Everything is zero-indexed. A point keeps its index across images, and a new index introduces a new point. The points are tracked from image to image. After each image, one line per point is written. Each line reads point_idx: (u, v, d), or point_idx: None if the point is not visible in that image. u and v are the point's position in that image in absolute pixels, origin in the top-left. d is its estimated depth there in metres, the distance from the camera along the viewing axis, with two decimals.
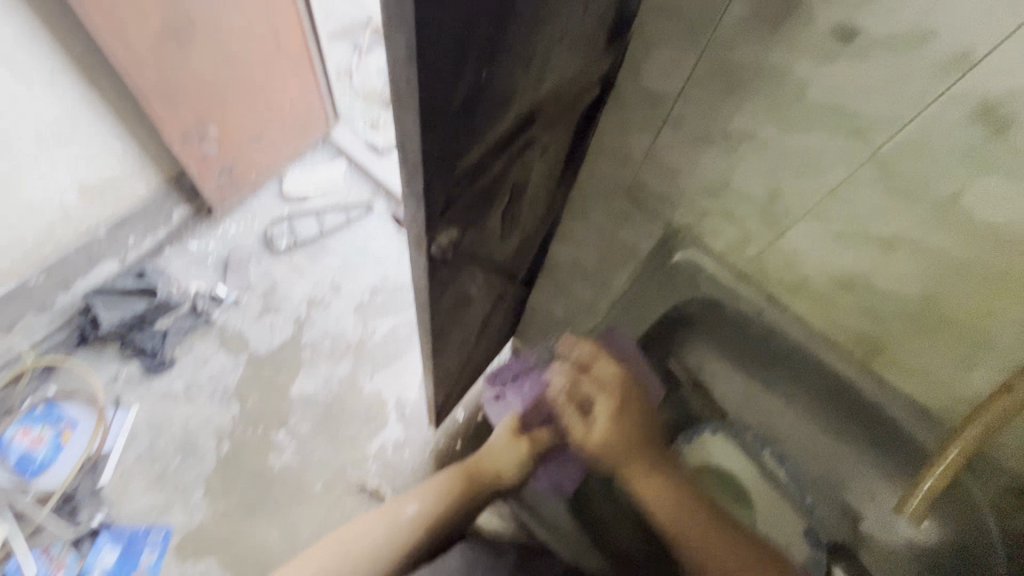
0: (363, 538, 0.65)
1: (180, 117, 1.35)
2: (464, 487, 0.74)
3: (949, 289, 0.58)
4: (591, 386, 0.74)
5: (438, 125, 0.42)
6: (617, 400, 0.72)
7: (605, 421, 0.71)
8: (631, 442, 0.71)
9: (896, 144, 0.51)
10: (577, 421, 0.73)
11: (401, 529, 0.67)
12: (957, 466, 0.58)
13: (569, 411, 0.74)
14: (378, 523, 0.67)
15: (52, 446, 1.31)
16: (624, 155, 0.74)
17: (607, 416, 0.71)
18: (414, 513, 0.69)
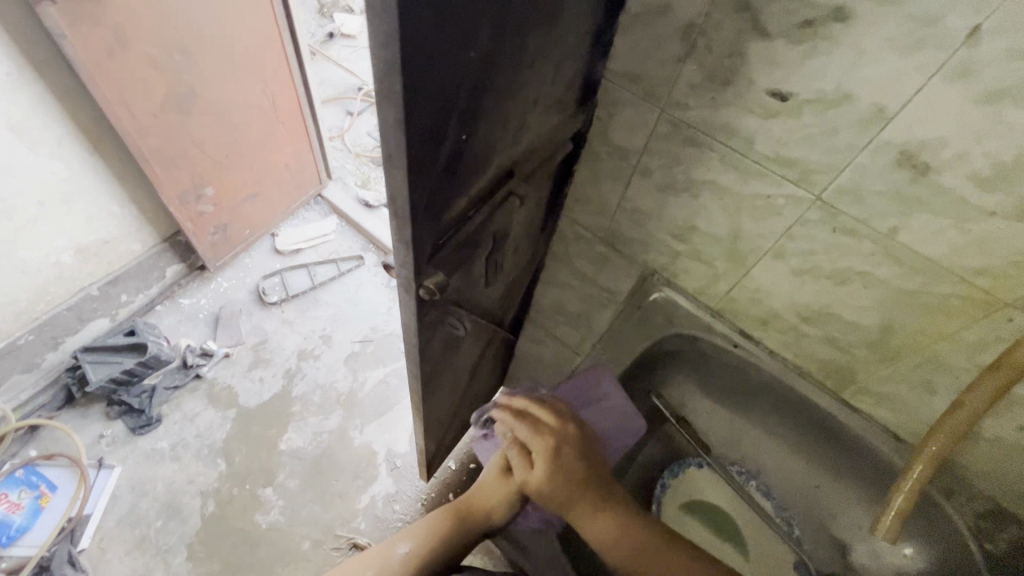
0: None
1: (179, 180, 1.41)
2: (452, 526, 0.74)
3: (904, 317, 0.62)
4: (524, 432, 0.73)
5: (424, 180, 0.46)
6: (555, 442, 0.72)
7: (542, 467, 0.70)
8: (570, 480, 0.70)
9: (838, 187, 0.57)
10: (518, 467, 0.72)
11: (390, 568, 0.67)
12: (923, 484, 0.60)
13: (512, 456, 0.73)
14: (369, 564, 0.68)
15: (30, 511, 1.27)
16: (598, 203, 0.79)
17: (543, 460, 0.70)
18: (404, 554, 0.69)
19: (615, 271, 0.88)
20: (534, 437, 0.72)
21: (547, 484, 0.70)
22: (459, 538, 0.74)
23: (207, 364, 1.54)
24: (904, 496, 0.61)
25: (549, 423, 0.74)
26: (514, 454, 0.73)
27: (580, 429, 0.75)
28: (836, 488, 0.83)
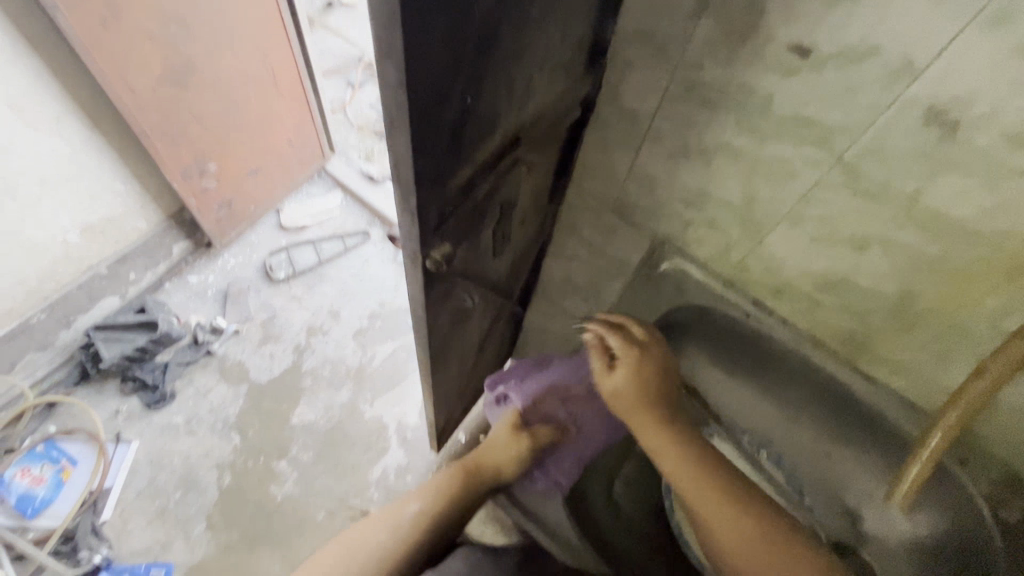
0: (369, 538, 0.65)
1: (180, 156, 1.39)
2: (462, 484, 0.76)
3: (923, 284, 0.61)
4: (616, 340, 0.73)
5: (427, 146, 0.44)
6: (635, 357, 0.71)
7: (625, 370, 0.70)
8: (643, 391, 0.69)
9: (860, 148, 0.54)
10: (600, 369, 0.72)
11: (405, 528, 0.68)
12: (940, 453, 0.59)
13: (595, 358, 0.73)
14: (382, 524, 0.67)
15: (52, 484, 1.30)
16: (608, 171, 0.77)
17: (625, 367, 0.70)
18: (416, 513, 0.70)
19: (624, 241, 0.86)
20: (622, 346, 0.73)
21: (622, 392, 0.70)
22: (469, 496, 0.75)
23: (218, 340, 1.55)
24: (920, 466, 0.61)
25: (643, 339, 0.74)
26: (598, 357, 0.73)
27: (667, 354, 0.74)
28: (851, 460, 0.82)
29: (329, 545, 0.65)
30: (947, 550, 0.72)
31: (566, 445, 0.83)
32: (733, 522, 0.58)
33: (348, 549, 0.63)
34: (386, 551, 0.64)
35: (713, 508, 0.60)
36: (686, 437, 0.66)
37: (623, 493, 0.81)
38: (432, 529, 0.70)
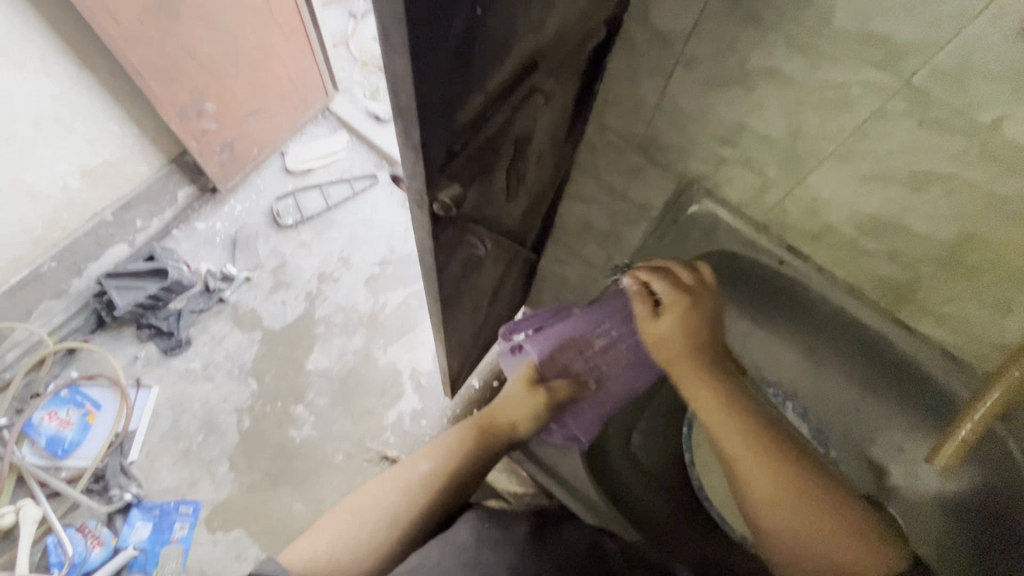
0: (378, 502, 0.63)
1: (176, 95, 1.32)
2: (474, 442, 0.73)
3: (986, 226, 0.55)
4: (664, 284, 0.63)
5: (433, 71, 0.38)
6: (687, 305, 0.61)
7: (672, 319, 0.61)
8: (691, 342, 0.60)
9: (934, 70, 0.46)
10: (643, 313, 0.63)
11: (414, 490, 0.65)
12: (994, 413, 0.59)
13: (637, 300, 0.64)
14: (390, 487, 0.65)
15: (80, 428, 1.34)
16: (634, 103, 0.69)
17: (672, 314, 0.61)
18: (426, 474, 0.67)
19: (649, 182, 0.79)
20: (668, 290, 0.63)
21: (666, 341, 0.61)
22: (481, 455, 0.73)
23: (229, 288, 1.53)
24: (970, 428, 0.62)
25: (689, 282, 0.64)
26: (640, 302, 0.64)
27: (716, 301, 0.64)
28: (882, 413, 0.78)
29: (338, 507, 0.64)
30: (976, 502, 0.70)
31: (587, 399, 0.78)
32: (790, 493, 0.51)
33: (355, 515, 0.62)
34: (394, 516, 0.63)
35: (770, 473, 0.52)
36: (738, 395, 0.58)
37: (641, 445, 0.82)
38: (442, 491, 0.67)
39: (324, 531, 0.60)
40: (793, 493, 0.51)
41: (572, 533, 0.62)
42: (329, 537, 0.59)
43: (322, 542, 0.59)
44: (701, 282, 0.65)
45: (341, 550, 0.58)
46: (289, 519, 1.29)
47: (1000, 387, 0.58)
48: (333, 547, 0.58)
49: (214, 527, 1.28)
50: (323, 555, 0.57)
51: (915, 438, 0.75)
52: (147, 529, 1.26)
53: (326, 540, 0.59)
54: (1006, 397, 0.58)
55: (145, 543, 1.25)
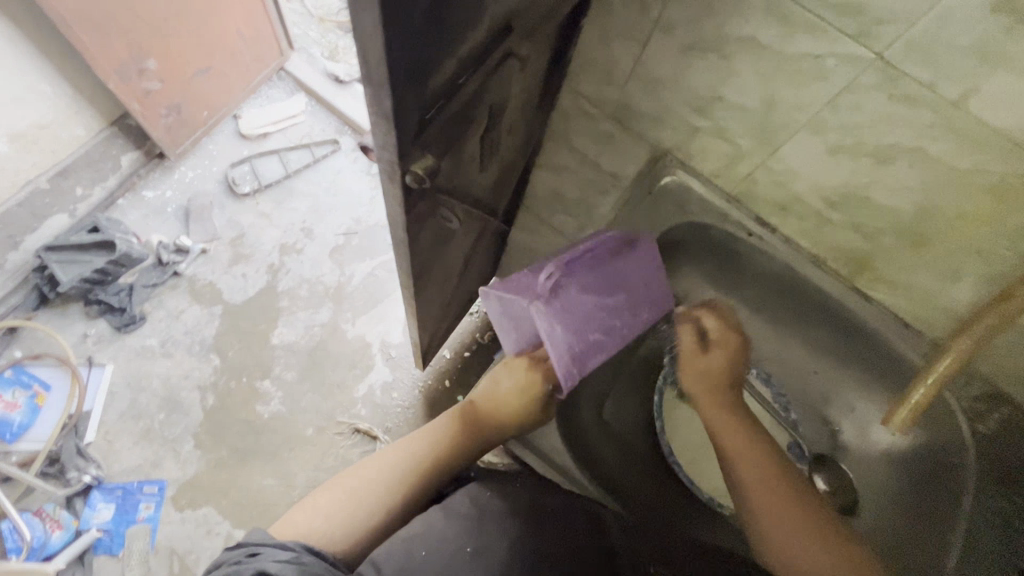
0: (370, 484, 0.64)
1: (113, 50, 1.21)
2: (467, 433, 0.73)
3: (944, 199, 0.57)
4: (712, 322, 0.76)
5: (404, 33, 0.36)
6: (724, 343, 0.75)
7: (720, 351, 0.75)
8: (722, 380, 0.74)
9: (907, 42, 0.47)
10: (691, 341, 0.76)
11: (408, 476, 0.66)
12: (944, 377, 0.65)
13: (687, 332, 0.76)
14: (385, 470, 0.65)
15: (28, 410, 1.27)
16: (608, 69, 0.67)
17: (722, 347, 0.75)
18: (419, 461, 0.67)
19: (622, 151, 0.78)
20: (718, 328, 0.76)
21: (711, 368, 0.74)
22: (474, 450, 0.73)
23: (184, 261, 1.46)
24: (924, 391, 0.67)
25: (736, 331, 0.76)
26: (689, 332, 0.76)
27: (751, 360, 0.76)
28: (838, 375, 0.83)
29: (331, 483, 0.64)
30: (919, 457, 0.76)
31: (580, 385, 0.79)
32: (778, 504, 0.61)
33: (347, 496, 0.62)
34: (385, 499, 0.64)
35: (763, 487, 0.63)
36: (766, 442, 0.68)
37: (613, 414, 0.85)
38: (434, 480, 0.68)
39: (317, 505, 0.61)
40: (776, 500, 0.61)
41: (567, 498, 0.63)
42: (323, 513, 0.60)
43: (317, 517, 0.60)
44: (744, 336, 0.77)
45: (334, 528, 0.59)
46: (260, 494, 1.28)
47: (951, 354, 0.64)
48: (328, 524, 0.59)
49: (182, 505, 1.25)
50: (316, 530, 0.58)
51: (868, 398, 0.80)
52: (109, 510, 1.23)
53: (321, 515, 0.60)
54: (955, 361, 0.64)
55: (109, 524, 1.21)
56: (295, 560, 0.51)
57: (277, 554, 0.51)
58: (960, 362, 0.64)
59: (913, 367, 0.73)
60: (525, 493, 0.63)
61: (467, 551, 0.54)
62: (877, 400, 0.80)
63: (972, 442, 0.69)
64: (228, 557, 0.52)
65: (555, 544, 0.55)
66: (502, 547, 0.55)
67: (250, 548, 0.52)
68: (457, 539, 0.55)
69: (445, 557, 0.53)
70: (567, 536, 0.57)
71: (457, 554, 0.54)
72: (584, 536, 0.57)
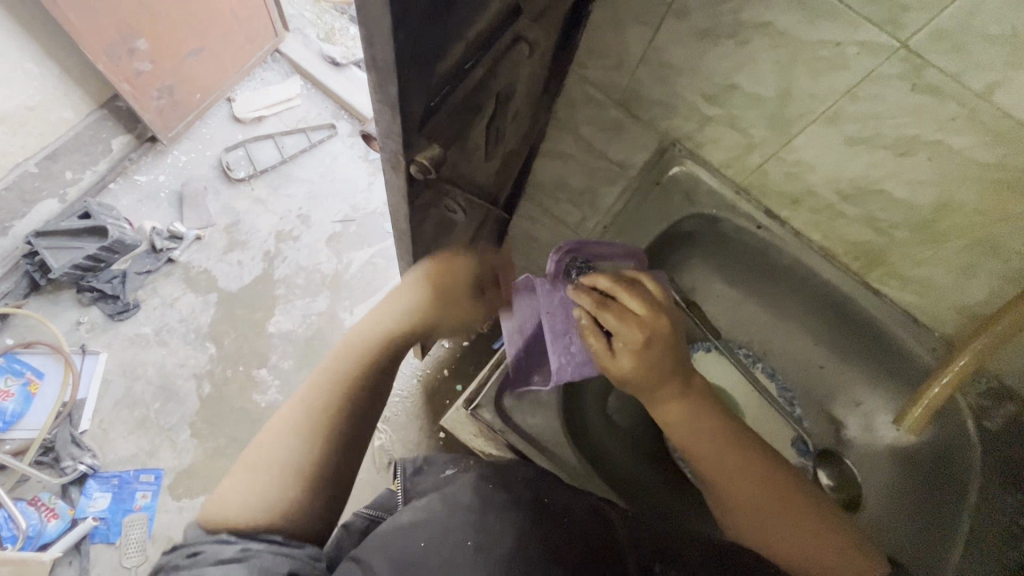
0: (281, 441, 0.52)
1: (101, 29, 1.17)
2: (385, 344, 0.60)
3: (963, 194, 0.56)
4: (607, 283, 0.60)
5: (412, 15, 0.33)
6: (651, 328, 0.57)
7: (631, 357, 0.57)
8: (657, 373, 0.58)
9: (934, 29, 0.45)
10: (598, 349, 0.59)
11: (320, 407, 0.54)
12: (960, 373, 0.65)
13: (589, 337, 0.59)
14: (282, 422, 0.53)
15: (22, 398, 1.26)
16: (618, 55, 0.65)
17: (631, 352, 0.57)
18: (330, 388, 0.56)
19: (629, 140, 0.76)
20: (619, 323, 0.57)
21: (632, 376, 0.58)
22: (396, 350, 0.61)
23: (178, 248, 1.43)
24: (939, 387, 0.67)
25: (645, 307, 0.58)
26: (594, 340, 0.59)
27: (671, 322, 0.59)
28: (843, 370, 0.83)
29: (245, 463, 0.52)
30: (925, 453, 0.76)
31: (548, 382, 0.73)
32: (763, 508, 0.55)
33: (253, 471, 0.50)
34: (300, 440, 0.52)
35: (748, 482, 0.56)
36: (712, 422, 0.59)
37: (617, 408, 0.86)
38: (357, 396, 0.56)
39: (232, 484, 0.50)
40: (767, 505, 0.55)
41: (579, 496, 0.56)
42: (239, 491, 0.49)
43: (234, 497, 0.48)
44: (651, 304, 0.59)
45: (256, 493, 0.48)
46: None
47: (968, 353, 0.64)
48: (244, 497, 0.48)
49: (179, 494, 1.24)
50: (236, 506, 0.47)
51: (874, 393, 0.80)
52: (106, 499, 1.22)
53: (237, 496, 0.48)
54: (969, 362, 0.64)
55: (105, 513, 1.20)
56: (243, 555, 0.41)
57: (220, 551, 0.41)
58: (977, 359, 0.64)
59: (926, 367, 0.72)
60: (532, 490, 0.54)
61: (469, 544, 0.46)
62: (883, 395, 0.80)
63: (978, 438, 0.69)
64: (166, 562, 0.42)
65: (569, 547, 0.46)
66: (507, 541, 0.46)
67: (186, 548, 0.43)
68: (458, 532, 0.47)
69: (446, 551, 0.45)
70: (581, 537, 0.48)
71: (457, 547, 0.46)
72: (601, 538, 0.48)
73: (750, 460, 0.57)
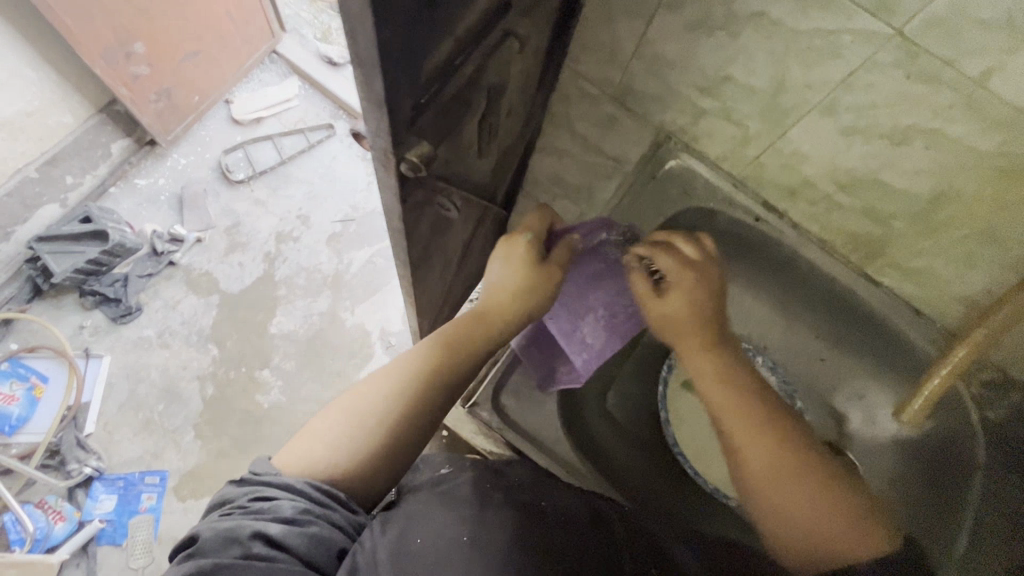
0: (377, 398, 0.52)
1: (98, 34, 1.17)
2: (478, 335, 0.59)
3: (960, 183, 0.55)
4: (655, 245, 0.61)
5: (396, 11, 0.33)
6: (702, 278, 0.58)
7: (681, 297, 0.57)
8: (701, 320, 0.58)
9: (928, 17, 0.44)
10: (645, 288, 0.59)
11: (414, 383, 0.54)
12: (962, 363, 0.65)
13: (636, 276, 0.60)
14: (382, 384, 0.53)
15: (27, 402, 1.26)
16: (611, 49, 0.64)
17: (682, 292, 0.57)
18: (430, 369, 0.55)
19: (624, 134, 0.75)
20: (674, 266, 0.59)
21: (675, 318, 0.58)
22: (486, 348, 0.59)
23: (179, 251, 1.43)
24: (939, 379, 0.67)
25: (698, 257, 0.60)
26: (643, 280, 0.60)
27: (723, 277, 0.60)
28: (845, 364, 0.82)
29: (336, 404, 0.53)
30: (928, 443, 0.75)
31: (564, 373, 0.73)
32: (785, 474, 0.51)
33: (351, 419, 0.51)
34: (398, 418, 0.52)
35: (773, 443, 0.52)
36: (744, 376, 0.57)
37: (616, 404, 0.84)
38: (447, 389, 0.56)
39: (321, 431, 0.51)
40: (789, 468, 0.51)
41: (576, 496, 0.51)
42: (331, 440, 0.50)
43: (324, 444, 0.50)
44: (704, 254, 0.60)
45: (342, 455, 0.49)
46: None
47: (967, 344, 0.63)
48: (335, 454, 0.49)
49: (184, 495, 1.25)
50: (324, 459, 0.49)
51: (876, 386, 0.80)
52: (111, 501, 1.22)
53: (325, 445, 0.49)
54: (969, 352, 0.64)
55: (111, 515, 1.21)
56: (302, 516, 0.42)
57: (280, 509, 0.42)
58: (976, 350, 0.63)
59: (927, 357, 0.73)
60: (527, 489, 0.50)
61: (464, 540, 0.43)
62: (885, 388, 0.79)
63: (982, 428, 0.69)
64: (231, 496, 0.45)
65: (566, 544, 0.44)
66: (502, 541, 0.43)
67: (254, 489, 0.44)
68: (453, 525, 0.44)
69: (442, 544, 0.42)
70: (577, 537, 0.45)
71: (451, 543, 0.42)
72: (597, 540, 0.45)
73: (778, 424, 0.54)
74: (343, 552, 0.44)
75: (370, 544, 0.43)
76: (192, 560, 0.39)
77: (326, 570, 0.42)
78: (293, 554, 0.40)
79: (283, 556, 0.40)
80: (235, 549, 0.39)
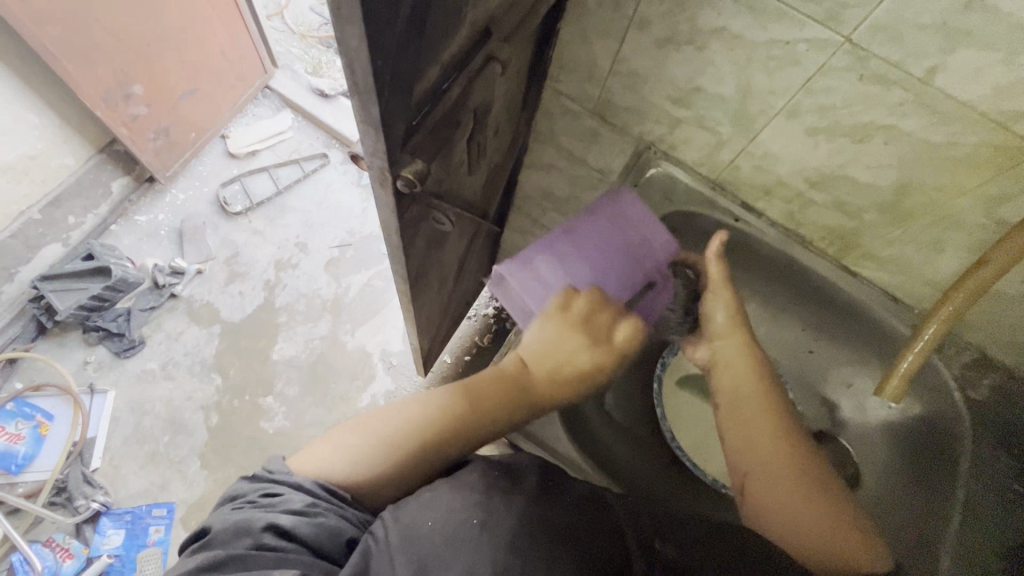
0: (402, 426, 0.54)
1: (98, 77, 1.22)
2: None
3: (920, 172, 0.59)
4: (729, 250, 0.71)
5: (386, 41, 0.37)
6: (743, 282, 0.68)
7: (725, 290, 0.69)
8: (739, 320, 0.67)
9: (872, 23, 0.48)
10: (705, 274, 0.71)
11: (439, 427, 0.55)
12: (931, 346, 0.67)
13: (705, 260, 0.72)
14: (410, 416, 0.55)
15: (32, 440, 1.27)
16: (589, 67, 0.69)
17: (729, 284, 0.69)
18: (456, 416, 0.56)
19: (607, 147, 0.80)
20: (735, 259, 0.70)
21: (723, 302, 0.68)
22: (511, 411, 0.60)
23: (181, 282, 1.46)
24: (912, 356, 0.68)
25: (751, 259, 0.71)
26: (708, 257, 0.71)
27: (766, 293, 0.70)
28: (833, 354, 0.85)
29: (358, 419, 0.55)
30: (915, 424, 0.78)
31: None
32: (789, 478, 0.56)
33: (372, 440, 0.53)
34: (417, 453, 0.54)
35: (772, 446, 0.58)
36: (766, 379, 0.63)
37: (614, 404, 0.86)
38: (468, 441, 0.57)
39: (338, 441, 0.54)
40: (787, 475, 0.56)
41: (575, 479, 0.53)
42: (348, 455, 0.52)
43: (339, 456, 0.52)
44: None
45: (355, 472, 0.52)
46: None
47: (938, 320, 0.65)
48: (348, 468, 0.52)
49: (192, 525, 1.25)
50: (338, 471, 0.51)
51: (861, 372, 0.83)
52: (120, 536, 1.22)
53: (339, 457, 0.52)
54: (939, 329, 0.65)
55: (120, 550, 1.21)
56: (310, 508, 0.46)
57: (289, 503, 0.46)
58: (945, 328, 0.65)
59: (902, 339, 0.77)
60: (532, 472, 0.52)
61: (473, 523, 0.45)
62: (870, 374, 0.82)
63: (966, 410, 0.72)
64: (242, 492, 0.48)
65: (573, 524, 0.46)
66: (510, 522, 0.45)
67: (265, 487, 0.48)
68: (463, 509, 0.46)
69: (452, 526, 0.45)
70: (581, 516, 0.47)
71: (461, 526, 0.45)
72: (602, 519, 0.48)
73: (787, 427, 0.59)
74: (350, 542, 0.47)
75: (379, 531, 0.46)
76: (206, 549, 0.42)
77: (334, 558, 0.45)
78: (303, 544, 0.43)
79: (291, 546, 0.43)
80: (246, 539, 0.42)
